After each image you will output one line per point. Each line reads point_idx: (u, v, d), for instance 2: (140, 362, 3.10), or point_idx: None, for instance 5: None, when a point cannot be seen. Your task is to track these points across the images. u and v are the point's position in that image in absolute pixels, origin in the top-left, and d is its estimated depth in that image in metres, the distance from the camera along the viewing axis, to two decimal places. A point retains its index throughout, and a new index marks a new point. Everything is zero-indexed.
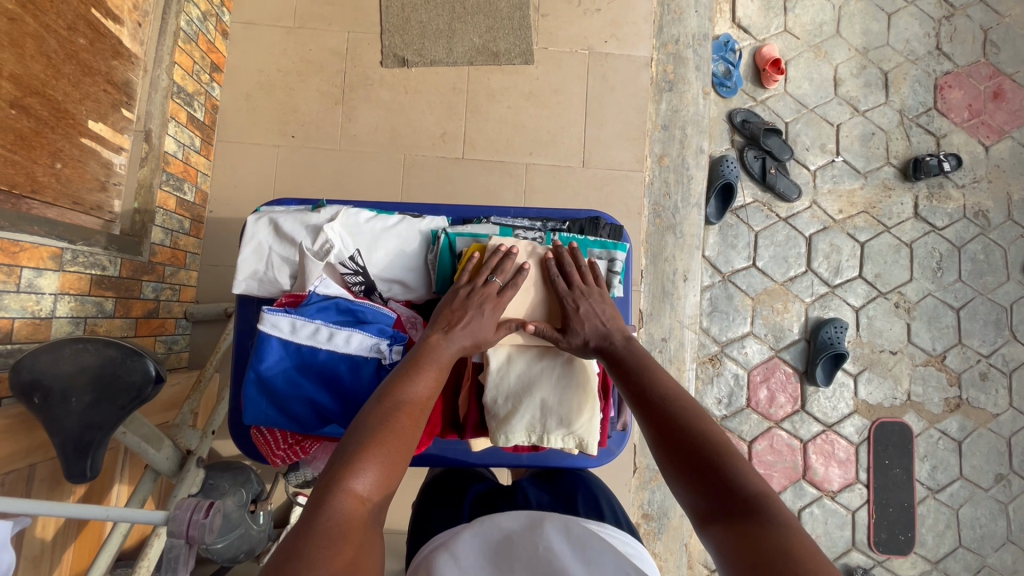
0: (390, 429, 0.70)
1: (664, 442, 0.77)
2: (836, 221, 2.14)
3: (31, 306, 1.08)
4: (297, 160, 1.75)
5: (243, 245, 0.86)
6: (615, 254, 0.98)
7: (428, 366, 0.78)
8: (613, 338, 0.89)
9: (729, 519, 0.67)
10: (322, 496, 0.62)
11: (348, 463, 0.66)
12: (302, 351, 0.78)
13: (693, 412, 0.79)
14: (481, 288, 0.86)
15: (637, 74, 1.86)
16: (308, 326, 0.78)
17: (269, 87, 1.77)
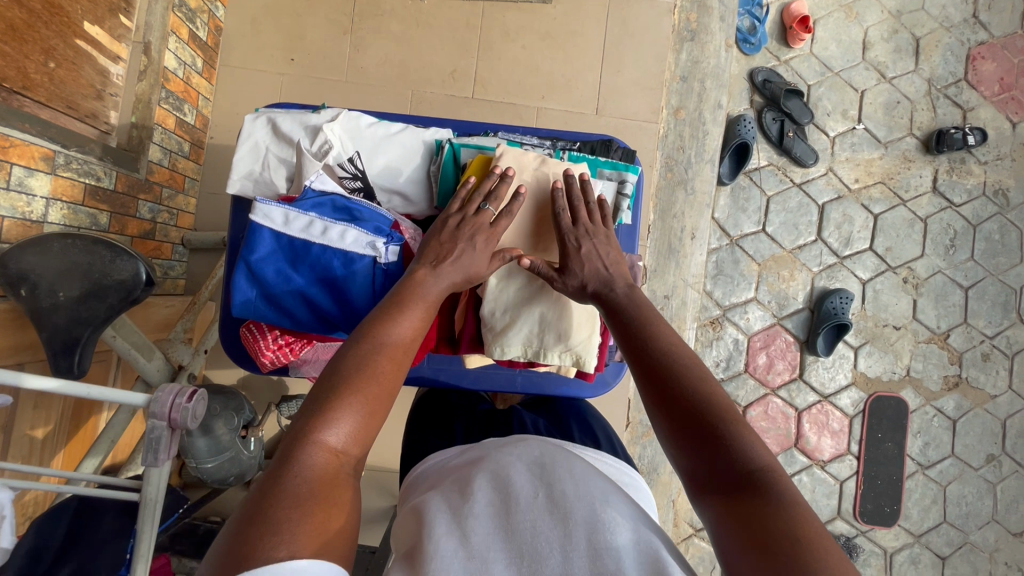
0: (367, 374, 0.66)
1: (665, 401, 0.72)
2: (852, 191, 2.09)
3: (21, 206, 1.05)
4: (302, 91, 1.69)
5: (240, 143, 0.83)
6: (626, 178, 0.92)
7: (415, 304, 0.73)
8: (615, 284, 0.83)
9: (724, 491, 0.64)
10: (293, 450, 0.60)
11: (320, 412, 0.63)
12: (294, 244, 0.74)
13: (696, 368, 0.73)
14: (476, 218, 0.80)
15: (659, 20, 1.77)
16: (301, 218, 0.74)
17: (276, 11, 1.69)
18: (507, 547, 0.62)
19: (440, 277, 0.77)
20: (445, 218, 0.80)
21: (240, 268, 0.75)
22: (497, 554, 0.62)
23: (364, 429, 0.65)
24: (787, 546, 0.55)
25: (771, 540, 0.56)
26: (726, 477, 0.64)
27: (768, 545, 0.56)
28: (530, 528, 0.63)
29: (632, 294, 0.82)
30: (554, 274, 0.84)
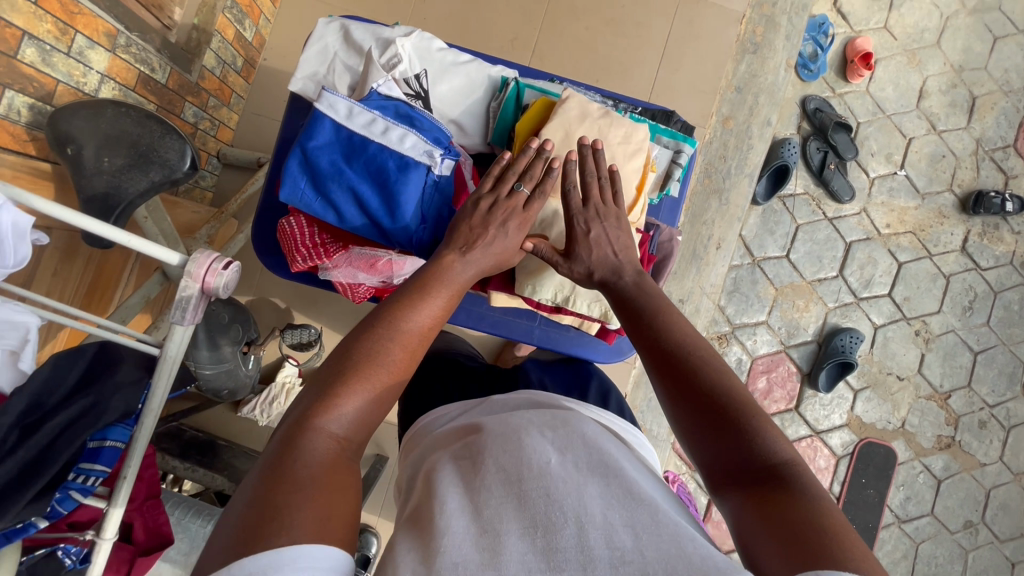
0: (377, 361, 0.69)
1: (682, 399, 0.71)
2: (881, 235, 2.08)
3: (77, 76, 1.05)
4: None
5: (309, 44, 0.83)
6: (682, 148, 0.91)
7: (437, 291, 0.75)
8: (624, 271, 0.83)
9: (744, 488, 0.64)
10: (300, 433, 0.62)
11: (328, 398, 0.65)
12: (353, 139, 0.76)
13: (711, 365, 0.73)
14: (505, 201, 0.79)
15: (726, 27, 1.77)
16: (364, 111, 0.76)
17: None
18: (516, 514, 0.61)
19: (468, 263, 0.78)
20: (477, 199, 0.79)
21: (294, 153, 0.77)
22: (510, 518, 0.61)
23: (370, 415, 0.68)
24: (813, 541, 0.55)
25: (797, 535, 0.56)
26: (745, 476, 0.64)
27: (794, 538, 0.56)
28: (541, 490, 0.63)
29: (637, 288, 0.82)
30: (558, 257, 0.84)
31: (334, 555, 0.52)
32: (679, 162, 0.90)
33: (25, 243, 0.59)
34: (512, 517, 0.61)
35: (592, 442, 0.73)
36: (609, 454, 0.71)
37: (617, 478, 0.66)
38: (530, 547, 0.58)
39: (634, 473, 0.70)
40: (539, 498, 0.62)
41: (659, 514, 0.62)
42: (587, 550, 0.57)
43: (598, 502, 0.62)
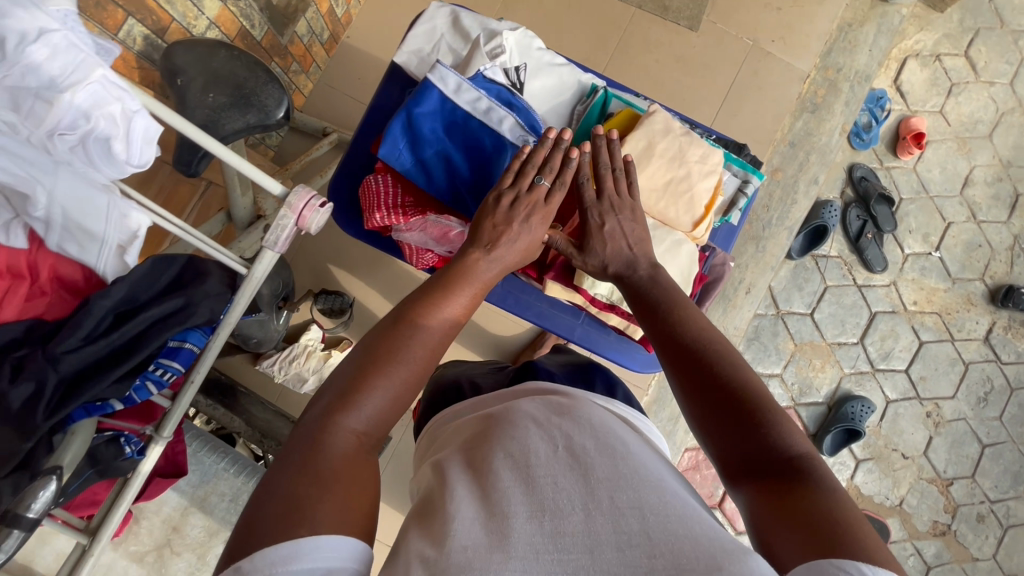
0: (399, 358, 0.70)
1: (698, 396, 0.72)
2: (907, 311, 2.10)
3: (190, 17, 1.13)
4: None
5: (420, 23, 0.90)
6: (750, 179, 0.93)
7: (463, 289, 0.77)
8: (638, 264, 0.85)
9: (758, 480, 0.64)
10: (323, 428, 0.63)
11: (351, 392, 0.66)
12: (457, 112, 0.84)
13: (727, 364, 0.73)
14: (529, 199, 0.81)
15: (789, 84, 1.83)
16: (471, 91, 0.83)
17: None
18: (524, 498, 0.61)
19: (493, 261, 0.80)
20: (498, 196, 0.81)
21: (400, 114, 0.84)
22: (518, 501, 0.61)
23: (392, 411, 0.68)
24: (828, 532, 0.55)
25: (813, 528, 0.56)
26: (761, 472, 0.64)
27: (814, 530, 0.56)
28: (551, 479, 0.63)
29: (652, 283, 0.83)
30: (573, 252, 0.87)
31: (350, 545, 0.53)
32: (744, 192, 0.93)
33: (150, 147, 0.65)
34: (519, 503, 0.60)
35: (600, 427, 0.72)
36: (618, 440, 0.71)
37: (624, 460, 0.65)
38: (535, 531, 0.57)
39: (644, 459, 0.68)
40: (548, 486, 0.62)
41: (669, 500, 0.60)
42: (597, 540, 0.56)
43: (608, 493, 0.60)
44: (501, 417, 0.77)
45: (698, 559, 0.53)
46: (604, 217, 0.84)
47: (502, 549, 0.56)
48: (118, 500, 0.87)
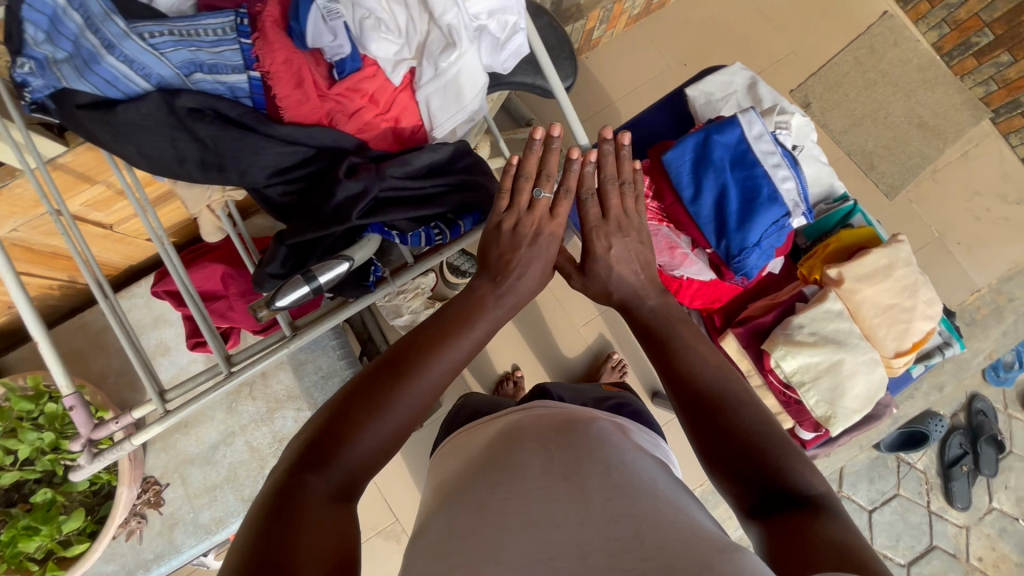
0: (383, 400, 0.59)
1: (706, 443, 0.63)
2: (968, 563, 1.93)
3: None
4: (672, 87, 1.84)
5: (720, 74, 0.97)
6: (952, 343, 0.93)
7: (479, 326, 0.67)
8: (644, 295, 0.75)
9: (773, 519, 0.55)
10: (296, 482, 0.52)
11: (334, 441, 0.56)
12: (747, 155, 0.78)
13: (741, 410, 0.63)
14: (526, 217, 0.70)
15: (957, 289, 1.81)
16: (771, 142, 0.78)
17: (708, 28, 1.87)
18: (518, 508, 0.55)
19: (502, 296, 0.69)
20: (498, 222, 0.70)
21: (696, 131, 0.81)
22: (513, 515, 0.55)
23: (377, 458, 0.58)
24: (849, 558, 0.47)
25: (831, 552, 0.48)
26: (774, 517, 0.55)
27: (834, 551, 0.48)
28: (542, 490, 0.57)
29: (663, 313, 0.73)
30: (578, 274, 0.78)
31: None
32: (942, 352, 0.93)
33: (512, 61, 0.73)
34: (520, 512, 0.55)
35: (584, 440, 0.65)
36: (588, 457, 0.62)
37: (610, 479, 0.58)
38: (534, 543, 0.51)
39: (638, 478, 0.60)
40: (537, 503, 0.56)
41: (663, 512, 0.54)
42: (586, 548, 0.49)
43: (601, 502, 0.55)
44: (500, 439, 0.70)
45: (689, 558, 0.46)
46: (609, 234, 0.75)
47: (499, 556, 0.50)
48: (334, 313, 0.70)
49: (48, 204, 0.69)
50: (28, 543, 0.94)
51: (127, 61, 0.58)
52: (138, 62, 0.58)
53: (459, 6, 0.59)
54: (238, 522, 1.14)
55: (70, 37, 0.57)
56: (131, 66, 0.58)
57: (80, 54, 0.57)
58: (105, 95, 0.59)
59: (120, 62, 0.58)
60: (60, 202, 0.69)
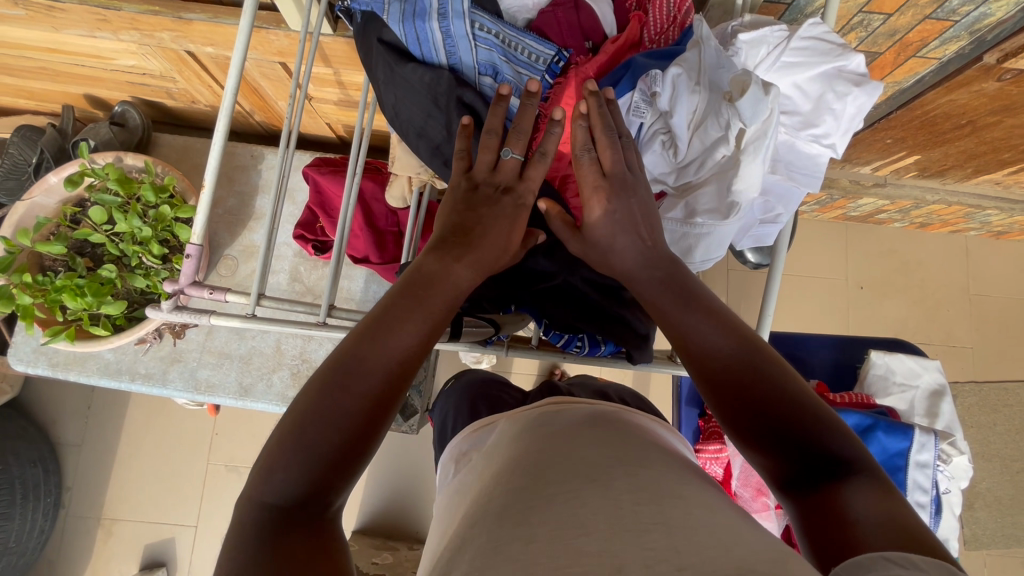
0: (334, 401, 0.46)
1: (728, 418, 0.47)
2: None
3: None
4: (837, 299, 1.72)
5: (913, 361, 0.87)
6: None
7: (432, 297, 0.51)
8: (647, 264, 0.55)
9: (807, 506, 0.42)
10: (265, 543, 0.40)
11: (301, 486, 0.43)
12: (895, 471, 0.71)
13: (764, 382, 0.46)
14: (490, 175, 0.59)
15: None
16: (929, 476, 0.70)
17: (907, 271, 1.74)
18: (545, 516, 0.40)
19: (465, 258, 0.55)
20: (460, 184, 0.59)
21: (863, 412, 0.73)
22: (539, 522, 0.39)
23: (348, 464, 0.45)
24: (910, 542, 0.35)
25: (889, 538, 0.36)
26: (806, 499, 0.42)
27: (893, 535, 0.36)
28: (570, 495, 0.42)
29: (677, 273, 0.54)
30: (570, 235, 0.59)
31: None
32: None
33: (746, 242, 0.69)
34: (547, 515, 0.40)
35: (597, 443, 0.51)
36: (584, 446, 0.51)
37: (632, 475, 0.45)
38: (556, 546, 0.36)
39: (666, 477, 0.46)
40: (563, 507, 0.41)
41: (702, 515, 0.40)
42: (613, 549, 0.35)
43: (625, 501, 0.41)
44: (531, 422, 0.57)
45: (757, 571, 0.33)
46: (604, 199, 0.56)
47: (524, 549, 0.37)
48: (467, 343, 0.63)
49: (301, 63, 0.72)
50: (71, 300, 0.98)
51: (445, 34, 0.58)
52: (450, 38, 0.59)
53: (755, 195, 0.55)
54: (222, 398, 1.14)
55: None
56: (444, 40, 0.59)
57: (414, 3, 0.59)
58: (407, 45, 0.61)
59: (439, 31, 0.59)
60: (311, 64, 0.73)
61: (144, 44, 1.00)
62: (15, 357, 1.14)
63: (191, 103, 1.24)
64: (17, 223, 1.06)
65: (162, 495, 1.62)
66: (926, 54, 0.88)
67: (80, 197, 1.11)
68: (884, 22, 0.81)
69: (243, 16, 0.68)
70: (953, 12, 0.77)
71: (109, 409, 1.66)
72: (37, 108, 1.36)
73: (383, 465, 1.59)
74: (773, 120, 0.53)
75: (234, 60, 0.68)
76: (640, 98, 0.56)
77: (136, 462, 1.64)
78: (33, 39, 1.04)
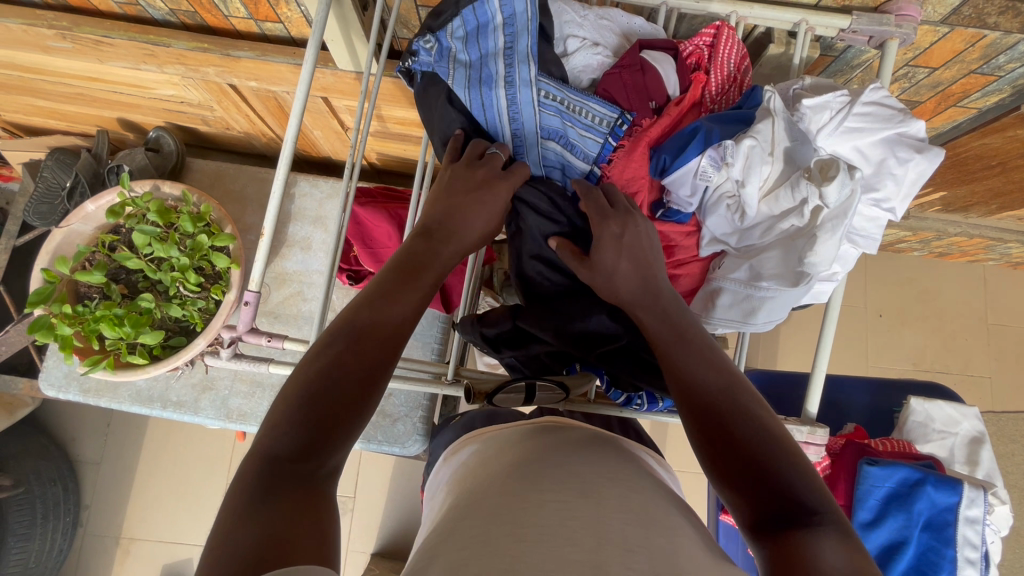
0: (343, 360, 0.48)
1: (706, 446, 0.46)
2: None
3: None
4: (857, 327, 1.73)
5: (955, 407, 0.87)
6: None
7: (419, 274, 0.54)
8: (638, 294, 0.55)
9: (772, 550, 0.39)
10: (257, 494, 0.40)
11: (299, 443, 0.44)
12: (947, 527, 0.74)
13: (738, 419, 0.46)
14: (484, 172, 0.59)
15: None
16: (978, 532, 0.73)
17: (928, 301, 1.75)
18: (536, 519, 0.41)
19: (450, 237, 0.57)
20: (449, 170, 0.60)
21: (912, 464, 0.76)
22: (534, 527, 0.41)
23: (345, 427, 0.46)
24: None
25: None
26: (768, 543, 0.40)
27: None
28: (561, 506, 0.43)
29: (659, 315, 0.54)
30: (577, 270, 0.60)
31: None
32: None
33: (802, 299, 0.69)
34: (543, 521, 0.41)
35: (590, 454, 0.52)
36: (568, 454, 0.52)
37: (632, 497, 0.46)
38: (544, 550, 0.38)
39: (653, 501, 0.47)
40: (554, 513, 0.42)
41: (681, 543, 0.42)
42: (597, 560, 0.38)
43: (616, 521, 0.42)
44: (532, 429, 0.58)
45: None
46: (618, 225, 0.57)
47: (510, 549, 0.38)
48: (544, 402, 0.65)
49: (363, 102, 0.71)
50: (109, 330, 0.98)
51: (510, 101, 0.60)
52: (513, 105, 0.60)
53: (830, 266, 0.55)
54: (253, 427, 1.14)
55: (481, 49, 0.60)
56: (509, 106, 0.60)
57: (478, 70, 0.60)
58: (471, 110, 0.61)
59: (504, 97, 0.60)
60: (372, 105, 0.71)
61: (188, 77, 1.00)
62: (46, 382, 1.14)
63: (225, 129, 1.24)
64: (54, 249, 1.06)
65: (179, 514, 1.61)
66: (967, 103, 0.91)
67: (116, 225, 1.11)
68: (929, 74, 0.82)
69: (305, 61, 0.68)
70: (999, 67, 0.79)
71: (131, 428, 1.66)
72: (68, 128, 1.37)
73: (403, 488, 1.59)
74: (854, 198, 0.54)
75: (296, 105, 0.68)
76: (721, 150, 0.55)
77: (156, 481, 1.63)
78: (76, 69, 1.05)
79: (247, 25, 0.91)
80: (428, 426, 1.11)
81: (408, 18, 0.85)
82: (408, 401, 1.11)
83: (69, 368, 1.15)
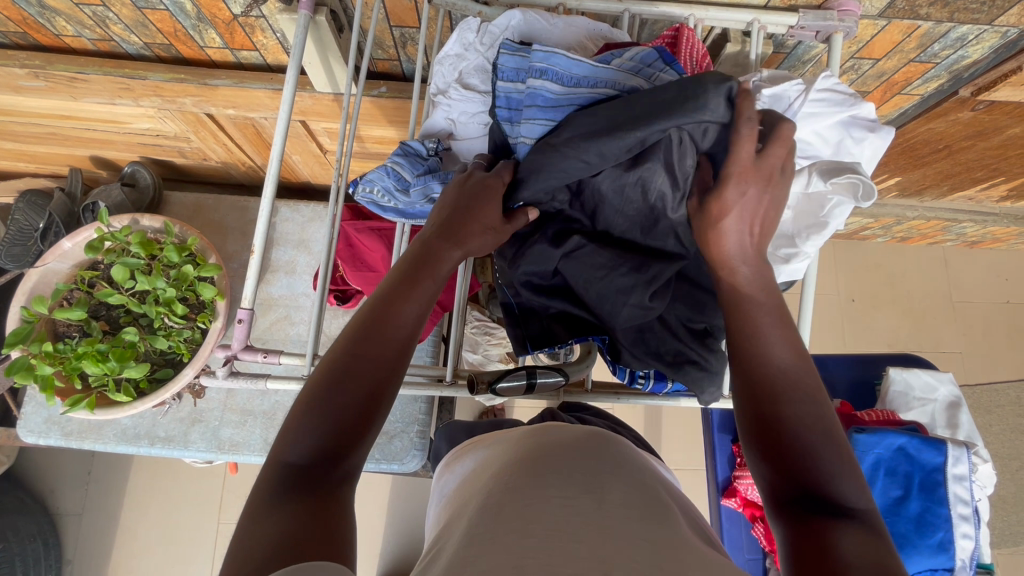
0: (354, 368, 0.49)
1: (767, 419, 0.46)
2: None
3: None
4: (832, 312, 1.79)
5: (932, 373, 0.92)
6: None
7: (427, 274, 0.54)
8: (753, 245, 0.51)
9: (794, 520, 0.41)
10: (275, 500, 0.42)
11: (315, 451, 0.46)
12: (936, 485, 0.79)
13: (817, 406, 0.46)
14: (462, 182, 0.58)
15: None
16: (966, 487, 0.78)
17: (895, 283, 1.83)
18: (541, 515, 0.42)
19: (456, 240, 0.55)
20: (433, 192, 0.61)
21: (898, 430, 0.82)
22: (537, 521, 0.42)
23: (360, 434, 0.48)
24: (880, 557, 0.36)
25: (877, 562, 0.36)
26: (806, 521, 0.41)
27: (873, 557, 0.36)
28: (565, 501, 0.44)
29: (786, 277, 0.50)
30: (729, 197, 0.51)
31: None
32: None
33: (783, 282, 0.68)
34: (547, 514, 0.42)
35: (592, 449, 0.54)
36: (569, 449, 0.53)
37: (634, 491, 0.47)
38: (550, 544, 0.39)
39: (654, 496, 0.48)
40: (559, 508, 0.43)
41: (680, 533, 0.43)
42: (602, 553, 0.38)
43: (614, 512, 0.43)
44: (534, 428, 0.59)
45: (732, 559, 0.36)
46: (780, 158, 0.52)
47: (517, 544, 0.39)
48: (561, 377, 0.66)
49: (346, 123, 0.69)
50: (92, 366, 0.95)
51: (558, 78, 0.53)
52: (580, 82, 0.53)
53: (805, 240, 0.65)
54: (247, 457, 1.11)
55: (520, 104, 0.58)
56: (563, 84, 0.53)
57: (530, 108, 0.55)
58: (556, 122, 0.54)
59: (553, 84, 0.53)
60: (355, 126, 0.69)
61: (165, 109, 1.01)
62: (24, 429, 1.10)
63: (202, 160, 1.24)
64: (30, 290, 1.04)
65: (168, 558, 1.55)
66: (910, 90, 0.98)
67: (94, 260, 1.09)
68: (873, 65, 0.89)
69: (285, 84, 0.67)
70: (934, 55, 0.86)
71: (115, 472, 1.60)
72: (36, 170, 1.35)
73: (401, 510, 1.56)
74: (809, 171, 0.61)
75: (278, 129, 0.68)
76: None
77: (143, 526, 1.57)
78: (47, 108, 1.05)
79: (223, 55, 0.93)
80: (425, 440, 1.11)
81: (382, 38, 0.88)
82: (404, 416, 1.11)
83: (49, 412, 1.11)
